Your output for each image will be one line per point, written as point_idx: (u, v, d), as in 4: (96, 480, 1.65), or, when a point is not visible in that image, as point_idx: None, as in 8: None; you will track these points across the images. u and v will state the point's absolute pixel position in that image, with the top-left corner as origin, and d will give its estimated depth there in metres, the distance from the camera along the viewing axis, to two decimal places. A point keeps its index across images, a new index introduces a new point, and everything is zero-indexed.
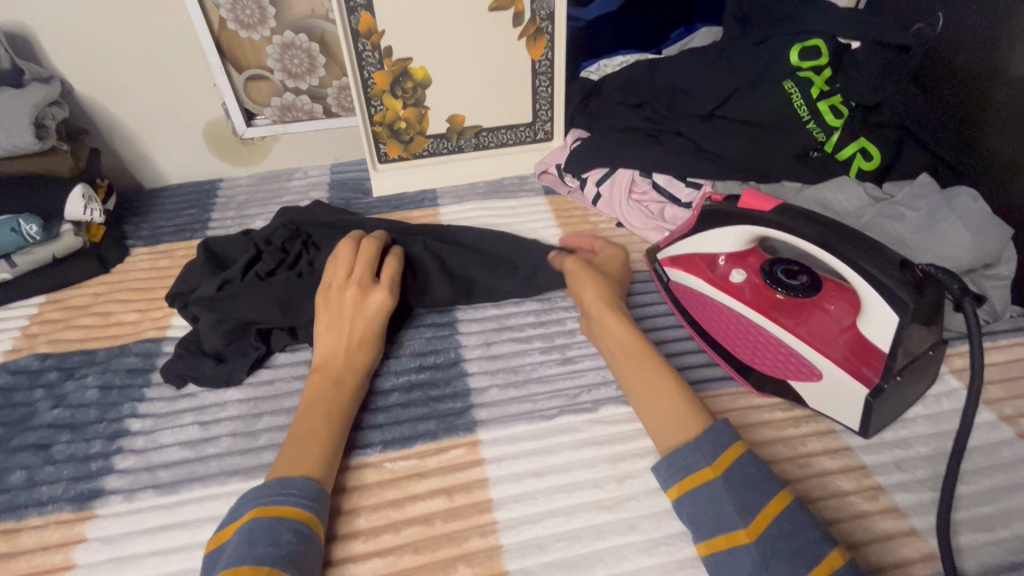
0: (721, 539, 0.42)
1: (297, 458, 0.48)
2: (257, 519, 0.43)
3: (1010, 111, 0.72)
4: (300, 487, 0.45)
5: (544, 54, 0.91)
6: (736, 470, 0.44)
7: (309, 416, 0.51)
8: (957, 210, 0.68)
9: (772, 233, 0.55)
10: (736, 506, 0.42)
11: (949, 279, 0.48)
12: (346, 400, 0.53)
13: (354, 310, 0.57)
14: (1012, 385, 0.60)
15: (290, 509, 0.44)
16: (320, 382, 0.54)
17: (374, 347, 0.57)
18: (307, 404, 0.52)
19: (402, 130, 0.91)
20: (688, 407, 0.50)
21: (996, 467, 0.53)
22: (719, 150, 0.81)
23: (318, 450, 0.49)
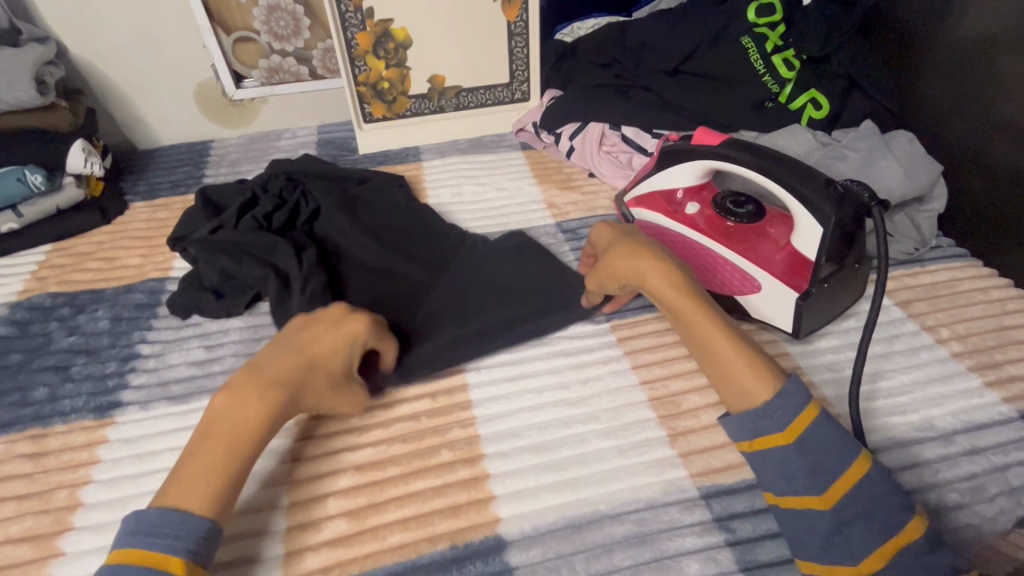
0: (794, 500, 0.44)
1: (187, 480, 0.41)
2: (110, 565, 0.38)
3: (945, 62, 0.79)
4: (172, 521, 0.39)
5: (519, 15, 0.95)
6: (809, 437, 0.44)
7: (211, 431, 0.43)
8: (893, 150, 0.75)
9: (718, 164, 0.62)
10: (808, 471, 0.43)
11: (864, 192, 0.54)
12: (257, 424, 0.44)
13: (320, 333, 0.50)
14: (935, 302, 0.67)
15: (140, 553, 0.38)
16: (233, 391, 0.45)
17: (321, 378, 0.49)
18: (218, 409, 0.45)
19: (385, 90, 0.96)
20: (754, 363, 0.48)
21: (915, 366, 0.60)
22: (681, 104, 0.88)
23: (203, 478, 0.41)
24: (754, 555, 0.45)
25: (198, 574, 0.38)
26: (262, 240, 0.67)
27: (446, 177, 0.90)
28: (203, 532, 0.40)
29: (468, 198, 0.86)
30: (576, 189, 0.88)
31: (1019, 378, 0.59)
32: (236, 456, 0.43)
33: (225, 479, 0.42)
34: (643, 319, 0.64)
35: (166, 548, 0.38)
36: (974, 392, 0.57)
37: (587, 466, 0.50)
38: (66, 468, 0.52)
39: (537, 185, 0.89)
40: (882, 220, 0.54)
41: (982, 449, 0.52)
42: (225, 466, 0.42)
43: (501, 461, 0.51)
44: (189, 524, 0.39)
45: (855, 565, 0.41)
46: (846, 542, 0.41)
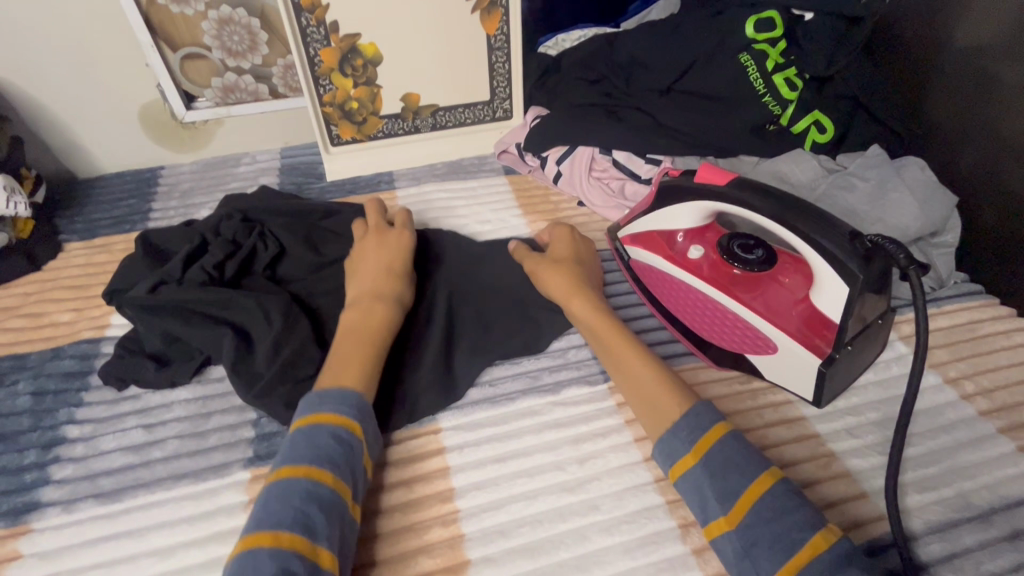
0: (713, 526, 0.42)
1: (344, 369, 0.49)
2: (301, 424, 0.44)
3: (954, 82, 0.74)
4: (349, 395, 0.47)
5: (499, 28, 0.88)
6: (713, 454, 0.44)
7: (346, 335, 0.52)
8: (906, 180, 0.69)
9: (727, 207, 0.55)
10: (716, 494, 0.42)
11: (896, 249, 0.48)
12: (384, 319, 0.54)
13: (382, 249, 0.60)
14: (955, 349, 0.62)
15: (328, 414, 0.45)
16: (356, 309, 0.54)
17: (405, 277, 0.59)
18: (346, 325, 0.53)
19: (354, 111, 0.88)
20: (663, 385, 0.49)
21: (941, 428, 0.55)
22: (677, 126, 0.81)
23: (361, 358, 0.50)
24: None
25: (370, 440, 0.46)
26: (210, 297, 0.58)
27: (423, 208, 0.82)
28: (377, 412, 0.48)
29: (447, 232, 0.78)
30: (565, 220, 0.81)
31: None
32: (370, 343, 0.51)
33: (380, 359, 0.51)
34: None
35: (352, 415, 0.45)
36: (1007, 460, 0.52)
37: (588, 572, 0.44)
38: None
39: (522, 216, 0.82)
40: (914, 280, 0.48)
41: None
42: (375, 351, 0.51)
43: (490, 570, 0.44)
44: (358, 396, 0.47)
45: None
46: (754, 569, 0.39)
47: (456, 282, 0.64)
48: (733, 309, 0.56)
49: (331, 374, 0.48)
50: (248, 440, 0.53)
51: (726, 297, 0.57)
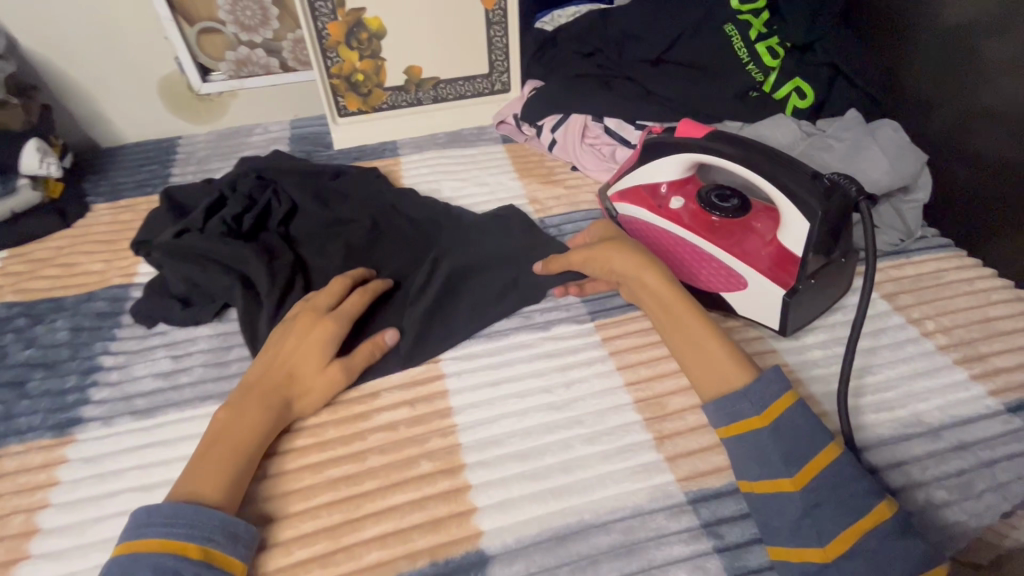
0: (766, 484, 0.44)
1: (196, 478, 0.44)
2: (124, 554, 0.40)
3: (929, 50, 0.78)
4: (182, 514, 0.41)
5: (497, 3, 0.92)
6: (783, 421, 0.45)
7: (217, 439, 0.47)
8: (878, 139, 0.74)
9: (703, 157, 0.60)
10: (782, 456, 0.43)
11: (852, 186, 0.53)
12: (256, 429, 0.48)
13: (299, 334, 0.53)
14: (920, 293, 0.67)
15: (155, 541, 0.40)
16: (233, 405, 0.49)
17: (308, 378, 0.52)
18: (218, 422, 0.48)
19: (360, 83, 0.93)
20: (732, 354, 0.50)
21: (902, 360, 0.59)
22: (665, 94, 0.85)
23: (216, 473, 0.45)
24: (743, 562, 0.44)
25: (213, 557, 0.40)
26: (228, 245, 0.64)
27: (425, 173, 0.87)
28: (230, 528, 0.42)
29: (448, 194, 0.83)
30: (559, 183, 0.86)
31: (1004, 370, 0.58)
32: (240, 456, 0.46)
33: (241, 475, 0.46)
34: (627, 317, 0.62)
35: (183, 537, 0.40)
36: (960, 386, 0.57)
37: (571, 473, 0.49)
38: (23, 491, 0.49)
39: (519, 180, 0.86)
40: (868, 216, 0.53)
41: (970, 444, 0.52)
42: (238, 465, 0.46)
43: (483, 471, 0.49)
44: (203, 514, 0.41)
45: (820, 548, 0.41)
46: (812, 526, 0.41)
47: (455, 246, 0.69)
48: (709, 250, 0.61)
49: (181, 486, 0.44)
50: None
51: (703, 241, 0.61)
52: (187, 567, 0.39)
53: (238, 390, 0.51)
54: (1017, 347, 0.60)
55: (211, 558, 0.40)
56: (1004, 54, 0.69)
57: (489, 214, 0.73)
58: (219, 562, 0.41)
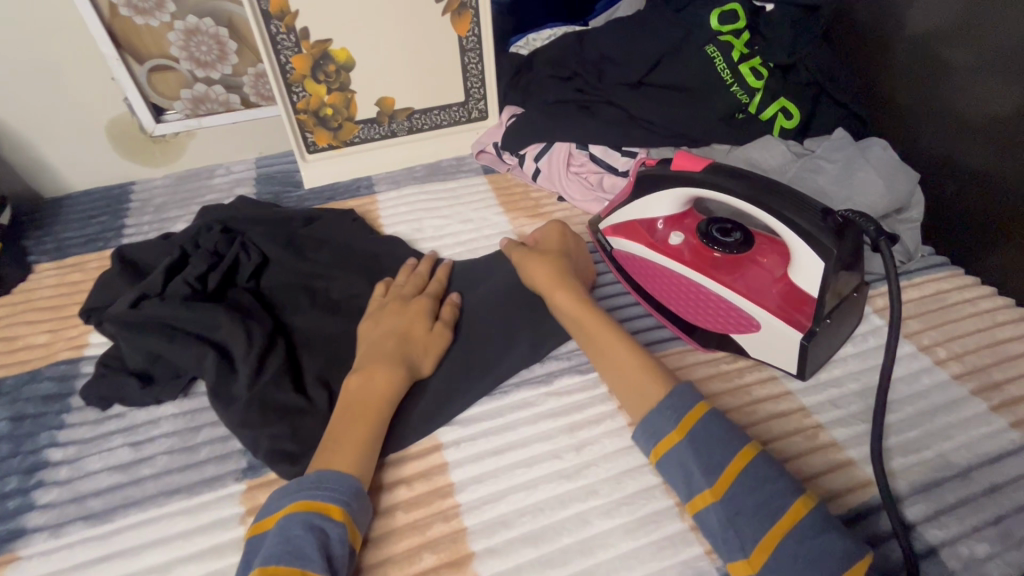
0: (697, 500, 0.43)
1: (333, 452, 0.46)
2: (280, 517, 0.42)
3: (908, 64, 0.77)
4: (327, 478, 0.44)
5: (470, 29, 0.88)
6: (697, 430, 0.45)
7: (350, 405, 0.50)
8: (869, 160, 0.72)
9: (704, 193, 0.56)
10: (701, 467, 0.43)
11: (865, 223, 0.51)
12: (386, 390, 0.51)
13: (396, 312, 0.58)
14: (927, 318, 0.64)
15: (302, 503, 0.42)
16: (359, 373, 0.52)
17: (416, 340, 0.56)
18: (346, 394, 0.51)
19: (329, 117, 0.88)
20: (648, 371, 0.50)
21: (920, 394, 0.57)
22: (649, 118, 0.82)
23: (355, 437, 0.47)
24: None
25: (351, 523, 0.43)
26: (193, 309, 0.57)
27: (403, 210, 0.81)
28: (357, 489, 0.45)
29: (430, 232, 0.78)
30: (546, 216, 0.82)
31: (1022, 398, 0.56)
32: (376, 415, 0.49)
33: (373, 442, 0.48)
34: None
35: (326, 499, 0.43)
36: (982, 419, 0.54)
37: (591, 555, 0.44)
38: None
39: (502, 214, 0.82)
40: (886, 253, 0.51)
41: (1001, 486, 0.49)
42: (372, 430, 0.48)
43: (494, 560, 0.44)
44: (341, 478, 0.44)
45: (746, 559, 0.40)
46: (737, 536, 0.41)
47: None
48: (716, 291, 0.57)
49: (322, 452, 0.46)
50: (240, 451, 0.53)
51: (708, 280, 0.58)
52: (335, 528, 0.42)
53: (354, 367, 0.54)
54: None
55: (350, 525, 0.43)
56: (978, 62, 0.69)
57: (475, 266, 0.69)
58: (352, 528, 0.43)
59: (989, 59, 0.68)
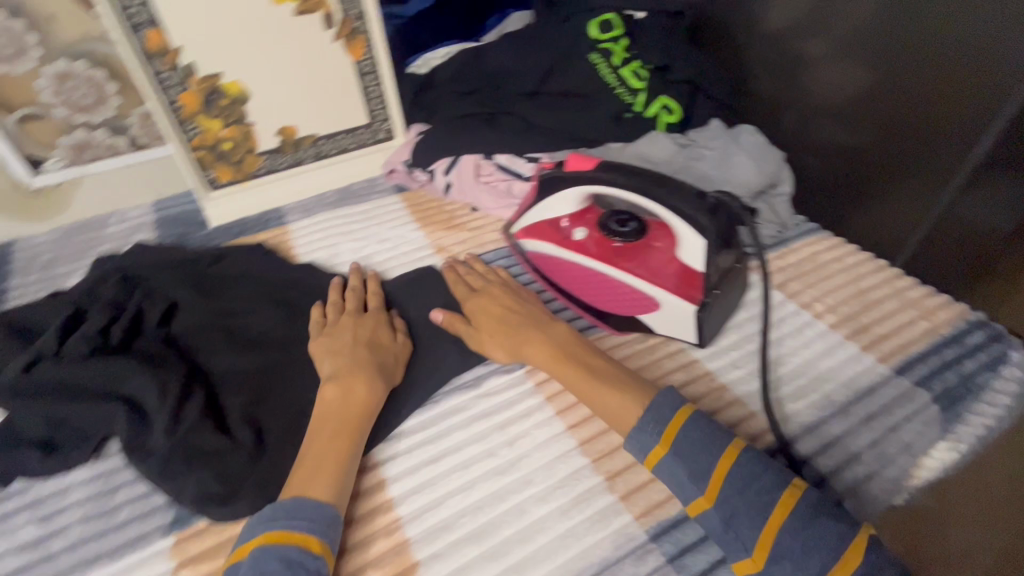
0: (692, 506, 0.45)
1: (309, 475, 0.46)
2: (254, 548, 0.41)
3: (763, 58, 0.87)
4: (304, 508, 0.44)
5: (365, 53, 0.89)
6: (682, 439, 0.46)
7: (326, 420, 0.50)
8: (741, 145, 0.81)
9: (599, 189, 0.61)
10: (689, 475, 0.44)
11: (732, 201, 0.60)
12: (365, 402, 0.52)
13: (357, 325, 0.59)
14: (805, 278, 0.73)
15: (276, 534, 0.42)
16: (335, 387, 0.52)
17: (384, 352, 0.57)
18: (319, 412, 0.51)
19: (228, 152, 0.86)
20: (618, 406, 0.50)
21: (805, 346, 0.64)
22: (547, 124, 0.87)
23: (337, 449, 0.48)
24: None
25: (329, 554, 0.43)
26: (96, 368, 0.55)
27: (318, 237, 0.81)
28: (333, 519, 0.44)
29: (348, 255, 0.78)
30: (462, 226, 0.84)
31: (886, 335, 0.65)
32: (358, 425, 0.50)
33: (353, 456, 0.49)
34: None
35: (302, 530, 0.42)
36: (856, 359, 0.62)
37: (531, 541, 0.47)
38: None
39: (419, 229, 0.83)
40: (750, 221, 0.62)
41: (874, 414, 0.57)
42: (353, 444, 0.49)
43: (439, 564, 0.46)
44: (320, 509, 0.44)
45: (751, 557, 0.41)
46: (737, 536, 0.42)
47: None
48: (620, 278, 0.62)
49: (294, 481, 0.46)
50: (164, 507, 0.50)
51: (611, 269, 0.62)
52: (312, 561, 0.41)
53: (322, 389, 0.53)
54: (891, 312, 0.67)
55: (327, 557, 0.42)
56: (817, 51, 0.80)
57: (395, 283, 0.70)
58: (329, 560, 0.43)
59: (826, 48, 0.78)
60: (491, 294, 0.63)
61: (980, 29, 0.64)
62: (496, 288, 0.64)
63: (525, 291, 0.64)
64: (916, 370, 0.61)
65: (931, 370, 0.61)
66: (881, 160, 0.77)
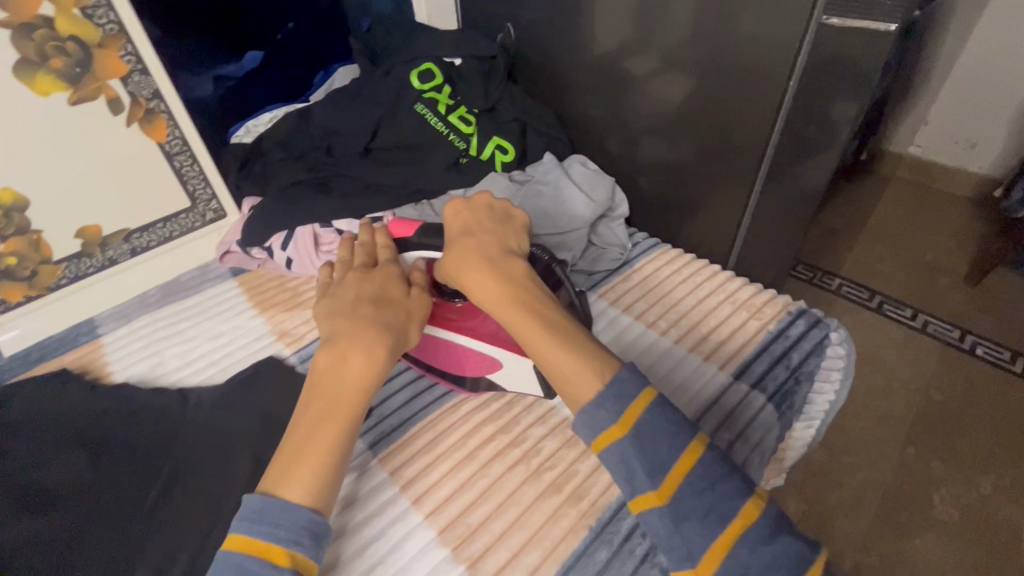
0: (640, 501, 0.44)
1: (292, 474, 0.44)
2: (227, 550, 0.41)
3: (583, 88, 0.90)
4: (274, 511, 0.42)
5: (170, 133, 0.81)
6: (641, 428, 0.44)
7: (322, 388, 0.48)
8: (573, 177, 0.83)
9: (422, 253, 0.61)
10: (645, 469, 0.43)
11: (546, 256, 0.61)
12: (365, 375, 0.48)
13: (362, 282, 0.56)
14: (649, 297, 0.75)
15: (247, 539, 0.41)
16: (331, 352, 0.49)
17: (393, 306, 0.54)
18: (320, 370, 0.49)
19: (14, 268, 0.74)
20: (574, 364, 0.47)
21: (654, 368, 0.66)
22: (383, 182, 0.85)
23: (325, 437, 0.45)
24: None
25: (300, 563, 0.41)
26: None
27: (137, 347, 0.72)
28: (307, 525, 0.42)
29: (176, 362, 0.70)
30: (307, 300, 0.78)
31: (723, 342, 0.68)
32: (358, 393, 0.48)
33: (344, 440, 0.46)
34: (410, 436, 0.59)
35: (266, 541, 0.41)
36: (699, 372, 0.65)
37: None
38: None
39: (258, 314, 0.76)
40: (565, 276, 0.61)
41: (719, 427, 0.60)
42: (340, 429, 0.46)
43: None
44: (291, 514, 0.42)
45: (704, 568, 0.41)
46: (684, 542, 0.42)
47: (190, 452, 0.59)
48: (458, 342, 0.59)
49: (272, 473, 0.44)
50: None
51: (449, 334, 0.60)
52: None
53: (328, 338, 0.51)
54: (726, 317, 0.71)
55: (297, 566, 0.41)
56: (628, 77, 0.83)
57: (229, 391, 0.64)
58: (304, 567, 0.41)
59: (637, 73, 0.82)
60: (477, 204, 0.59)
61: (753, 46, 0.68)
62: (484, 198, 0.59)
63: (513, 212, 0.59)
64: (750, 372, 0.65)
65: (763, 370, 0.65)
66: (702, 169, 0.83)
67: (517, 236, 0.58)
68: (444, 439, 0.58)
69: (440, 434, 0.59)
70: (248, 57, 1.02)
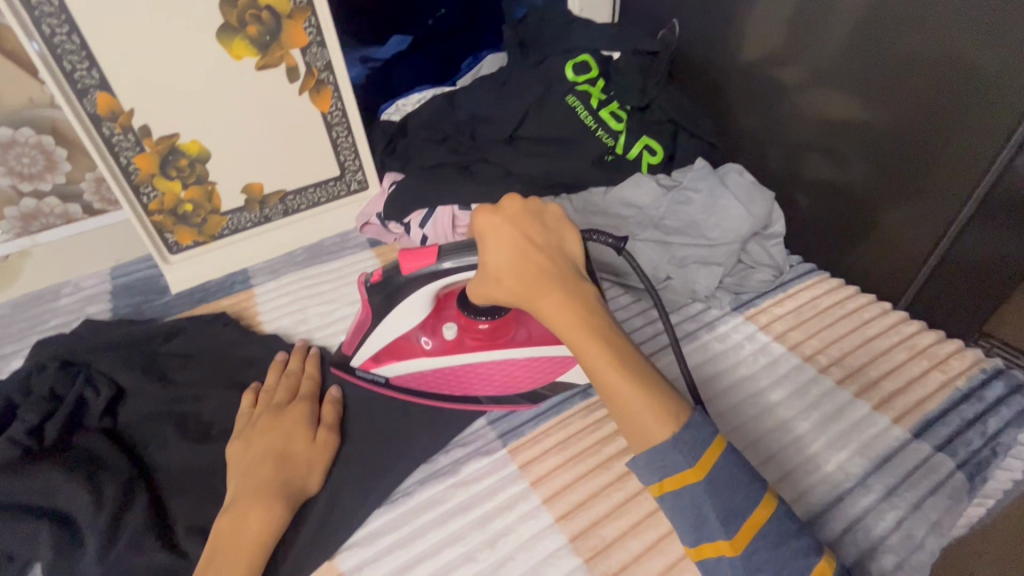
0: (707, 546, 0.41)
1: None
2: None
3: (745, 94, 0.83)
4: None
5: (333, 104, 0.84)
6: (716, 473, 0.41)
7: (213, 554, 0.44)
8: (730, 187, 0.76)
9: (451, 280, 0.51)
10: (720, 515, 0.40)
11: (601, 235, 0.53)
12: (262, 533, 0.46)
13: (269, 429, 0.52)
14: (805, 328, 0.68)
15: None
16: (230, 512, 0.46)
17: (298, 456, 0.51)
18: (217, 533, 0.46)
19: (189, 214, 0.82)
20: (648, 407, 0.42)
21: (810, 407, 0.59)
22: (524, 170, 0.83)
23: None
24: None
25: None
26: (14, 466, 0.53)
27: (285, 303, 0.76)
28: None
29: (317, 322, 0.73)
30: None
31: (899, 391, 0.60)
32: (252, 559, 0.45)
33: None
34: (541, 433, 0.57)
35: None
36: (868, 421, 0.57)
37: None
38: None
39: None
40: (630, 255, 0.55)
41: (896, 488, 0.53)
42: None
43: None
44: None
45: None
46: None
47: None
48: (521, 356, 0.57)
49: None
50: None
51: (506, 352, 0.57)
52: None
53: (232, 498, 0.48)
54: (900, 363, 0.63)
55: None
56: (804, 79, 0.74)
57: None
58: None
59: (812, 77, 0.73)
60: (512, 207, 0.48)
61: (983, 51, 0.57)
62: (519, 198, 0.48)
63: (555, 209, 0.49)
64: (934, 431, 0.56)
65: (951, 432, 0.56)
66: (875, 192, 0.72)
67: (567, 240, 0.49)
68: (578, 442, 0.55)
69: (572, 436, 0.56)
70: (390, 43, 1.04)
